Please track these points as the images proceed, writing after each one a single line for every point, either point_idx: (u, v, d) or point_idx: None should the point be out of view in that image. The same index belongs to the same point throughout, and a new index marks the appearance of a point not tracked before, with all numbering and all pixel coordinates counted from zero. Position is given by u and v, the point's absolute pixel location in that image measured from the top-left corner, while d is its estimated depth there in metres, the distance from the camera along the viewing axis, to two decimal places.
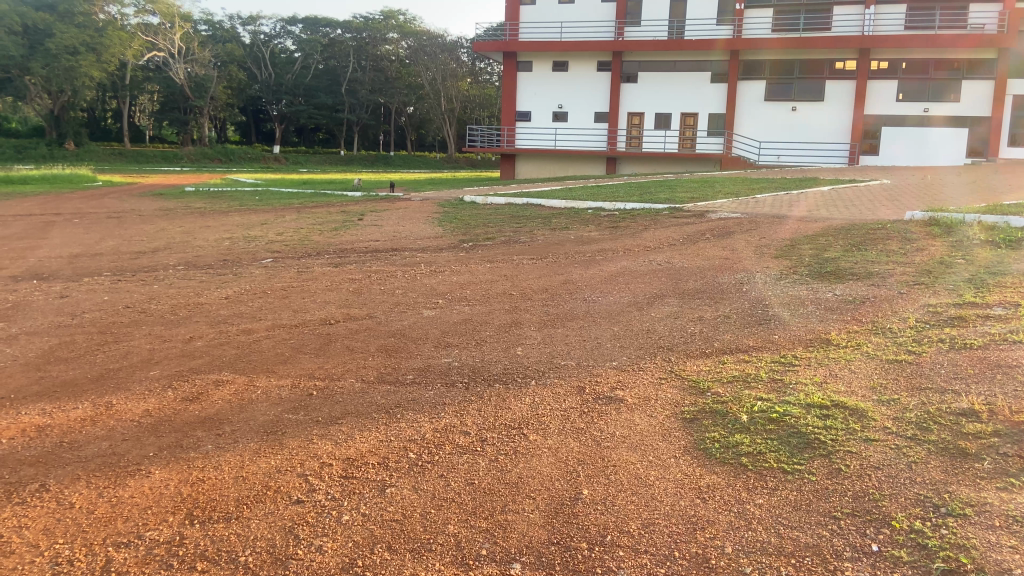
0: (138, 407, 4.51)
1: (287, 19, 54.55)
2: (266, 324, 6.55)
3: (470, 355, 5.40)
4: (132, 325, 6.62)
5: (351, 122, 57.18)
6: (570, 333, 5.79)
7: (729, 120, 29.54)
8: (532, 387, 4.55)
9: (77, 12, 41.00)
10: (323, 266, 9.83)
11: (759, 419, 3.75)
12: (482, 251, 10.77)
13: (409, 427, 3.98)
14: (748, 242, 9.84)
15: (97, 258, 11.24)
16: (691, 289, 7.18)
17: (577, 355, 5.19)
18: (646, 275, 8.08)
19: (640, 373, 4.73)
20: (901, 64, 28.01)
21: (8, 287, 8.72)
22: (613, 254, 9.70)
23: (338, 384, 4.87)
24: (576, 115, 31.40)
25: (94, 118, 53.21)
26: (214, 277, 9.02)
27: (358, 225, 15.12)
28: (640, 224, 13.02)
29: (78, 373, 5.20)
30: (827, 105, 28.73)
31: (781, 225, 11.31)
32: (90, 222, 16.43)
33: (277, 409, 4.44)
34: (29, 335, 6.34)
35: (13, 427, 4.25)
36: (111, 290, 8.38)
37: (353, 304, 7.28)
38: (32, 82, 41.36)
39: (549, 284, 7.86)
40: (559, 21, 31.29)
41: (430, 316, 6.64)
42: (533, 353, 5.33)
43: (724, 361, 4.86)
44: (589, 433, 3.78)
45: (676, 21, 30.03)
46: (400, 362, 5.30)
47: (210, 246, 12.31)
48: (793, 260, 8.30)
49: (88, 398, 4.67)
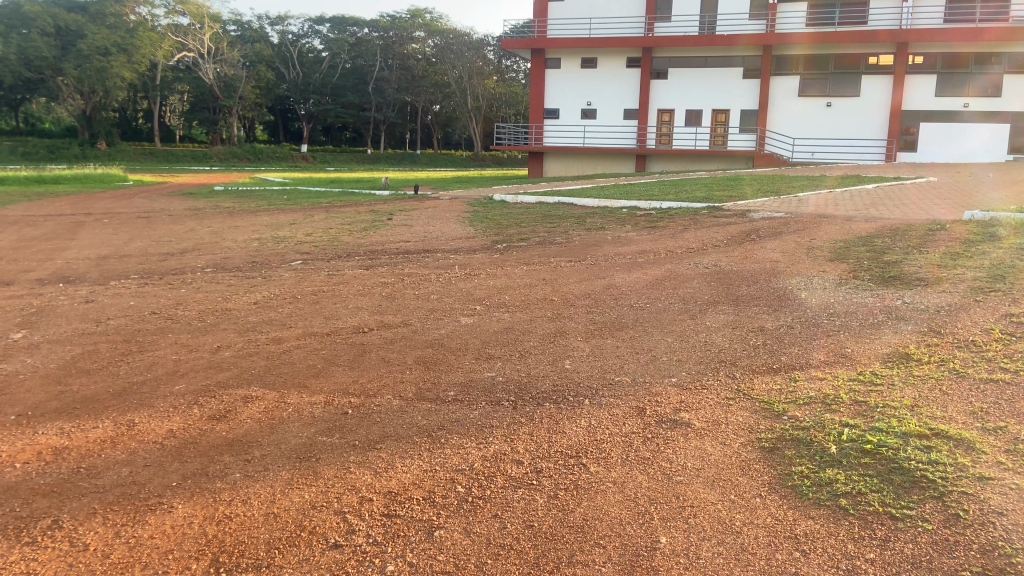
0: (163, 426, 4.21)
1: (314, 19, 54.60)
2: (296, 332, 6.23)
3: (515, 368, 5.01)
4: (157, 333, 6.35)
5: (378, 120, 57.13)
6: (622, 345, 5.38)
7: (762, 116, 28.83)
8: (588, 407, 4.16)
9: (109, 13, 41.35)
10: (354, 268, 9.52)
11: (851, 451, 3.33)
12: (517, 253, 10.40)
13: (456, 453, 3.61)
14: (797, 244, 9.35)
15: (125, 259, 11.06)
16: (744, 295, 6.73)
17: (632, 370, 4.78)
18: (694, 279, 7.65)
19: (705, 391, 4.31)
20: (940, 58, 27.13)
21: (35, 291, 8.52)
22: (654, 257, 9.28)
23: (373, 401, 4.52)
24: (605, 112, 30.89)
25: (125, 118, 53.71)
26: (243, 280, 8.75)
27: (387, 225, 14.83)
28: (679, 224, 12.57)
29: (100, 386, 4.92)
30: (864, 100, 27.90)
31: (828, 226, 10.80)
32: (120, 223, 16.32)
33: (310, 430, 4.09)
34: (50, 343, 6.08)
35: (27, 449, 3.96)
36: (137, 294, 8.14)
37: (387, 310, 6.95)
38: (64, 83, 41.74)
39: (590, 289, 7.46)
40: (588, 17, 30.78)
41: (468, 325, 6.26)
42: (583, 367, 4.92)
43: (796, 380, 4.41)
44: (658, 463, 3.39)
45: (708, 16, 29.38)
46: (440, 376, 4.94)
47: (238, 247, 12.08)
48: (851, 264, 7.81)
49: (108, 417, 4.37)
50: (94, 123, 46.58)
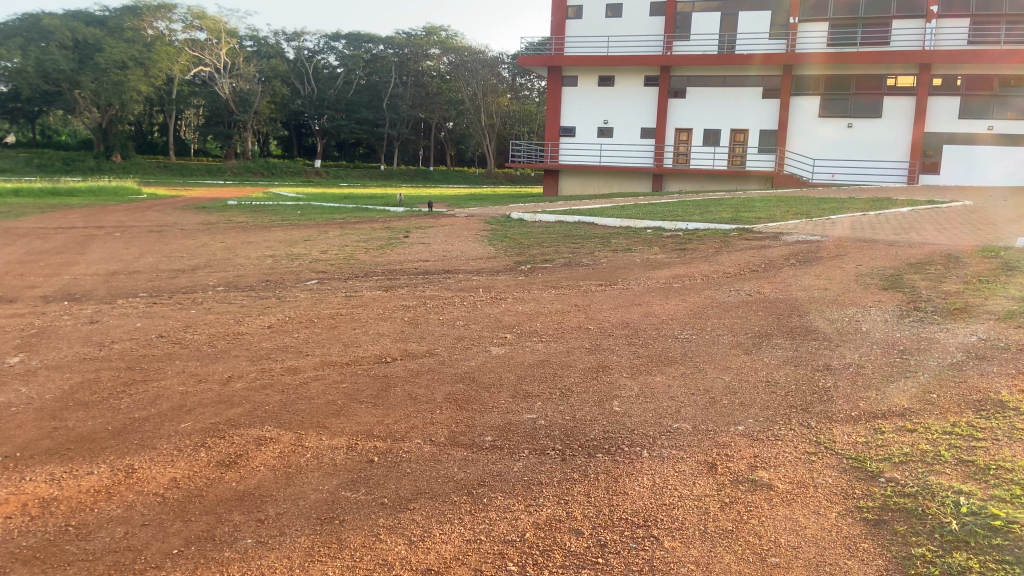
0: (166, 474, 3.73)
1: (331, 35, 54.79)
2: (314, 361, 5.74)
3: (558, 411, 4.48)
4: (164, 359, 5.86)
5: (392, 137, 56.93)
6: (673, 383, 4.86)
7: (782, 136, 28.33)
8: (651, 460, 3.64)
9: (127, 28, 41.42)
10: (374, 289, 9.05)
11: (975, 529, 2.81)
12: (542, 274, 9.93)
13: (504, 516, 3.12)
14: (842, 270, 8.83)
15: (134, 275, 10.65)
16: (799, 328, 6.21)
17: (692, 415, 4.25)
18: (739, 308, 7.15)
19: (780, 442, 3.80)
20: (963, 80, 26.59)
21: (40, 309, 8.11)
22: (692, 282, 8.76)
23: (402, 446, 4.03)
24: (622, 130, 30.48)
25: (141, 131, 53.90)
26: (256, 301, 8.30)
27: (404, 242, 14.38)
28: (710, 245, 12.05)
29: (98, 423, 4.43)
30: (887, 122, 27.35)
31: (871, 251, 10.24)
32: (132, 237, 15.96)
33: (332, 483, 3.58)
34: (49, 369, 5.62)
35: (11, 500, 3.47)
36: (144, 314, 7.70)
37: (410, 337, 6.46)
38: (81, 96, 41.70)
39: (628, 317, 6.97)
40: (606, 35, 30.45)
41: (499, 356, 5.74)
42: (634, 411, 4.39)
43: (881, 431, 3.91)
44: (743, 537, 2.88)
45: (727, 35, 28.85)
46: (476, 417, 4.43)
47: (251, 264, 11.64)
48: (909, 293, 7.30)
49: (105, 460, 3.89)
50: (110, 136, 46.58)
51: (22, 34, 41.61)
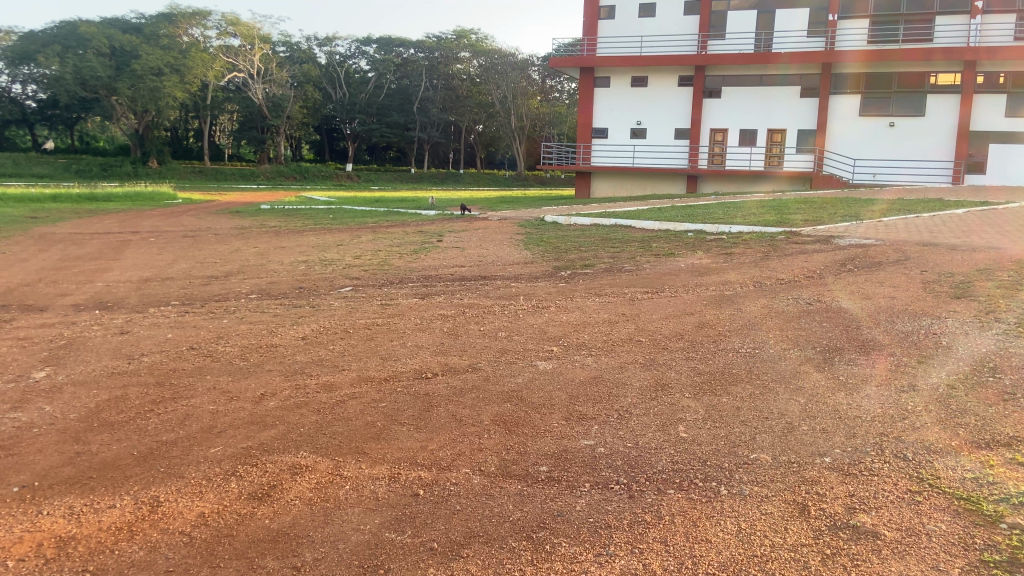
0: (193, 508, 3.41)
1: (362, 39, 54.88)
2: (350, 377, 5.41)
3: (618, 437, 4.07)
4: (195, 374, 5.57)
5: (422, 140, 57.07)
6: (743, 406, 4.42)
7: (821, 135, 27.55)
8: (731, 498, 3.24)
9: (163, 34, 41.84)
10: (410, 296, 8.71)
11: None
12: (584, 281, 9.55)
13: (571, 569, 2.76)
14: (907, 276, 8.30)
15: (167, 283, 10.45)
16: (874, 341, 5.77)
17: (770, 444, 3.83)
18: (802, 318, 6.69)
19: (877, 479, 3.38)
20: (1010, 77, 25.68)
21: (72, 318, 7.91)
22: (746, 289, 8.28)
23: (450, 477, 3.65)
24: (656, 131, 29.91)
25: (176, 136, 54.58)
26: (289, 310, 8.00)
27: (438, 247, 14.08)
28: (757, 250, 11.57)
29: (123, 448, 4.14)
30: (931, 120, 26.48)
31: (933, 256, 9.67)
32: (166, 242, 15.86)
33: (374, 522, 3.23)
34: (75, 385, 5.35)
35: (27, 538, 3.20)
36: (175, 324, 7.43)
37: (451, 350, 6.08)
38: (117, 101, 42.13)
39: (683, 328, 6.55)
40: (639, 35, 29.91)
41: (547, 372, 5.34)
42: (703, 438, 3.97)
43: (992, 465, 3.47)
44: None
45: (763, 33, 28.18)
46: (528, 443, 4.05)
47: (284, 270, 11.41)
48: (987, 302, 6.79)
49: (130, 491, 3.61)
50: (146, 142, 47.10)
51: (60, 42, 42.27)
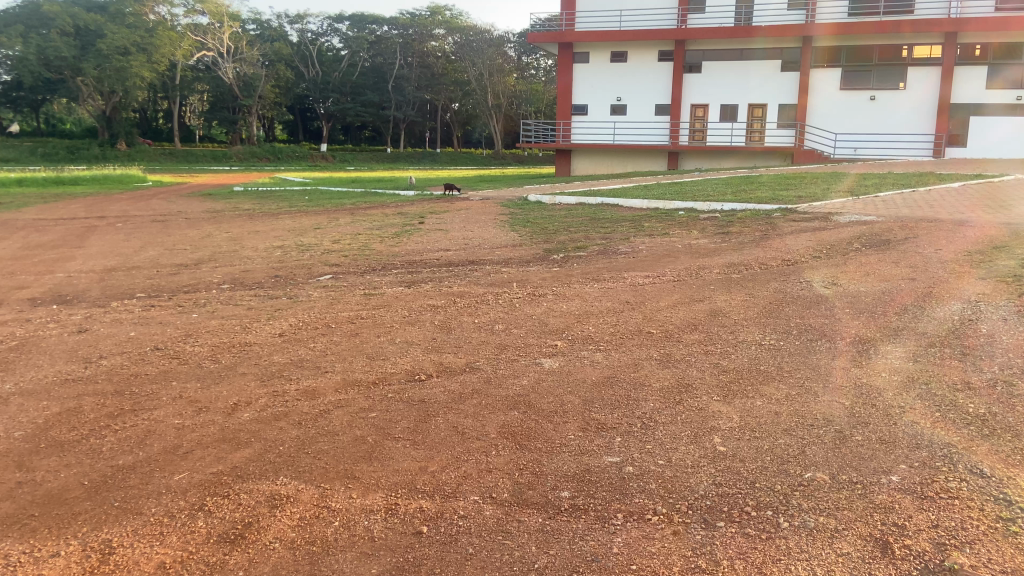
0: (151, 557, 2.85)
1: (333, 17, 53.49)
2: (334, 380, 4.84)
3: (646, 451, 3.54)
4: (160, 380, 4.97)
5: (399, 119, 55.76)
6: (783, 413, 3.91)
7: (802, 109, 27.07)
8: (795, 535, 2.74)
9: (129, 13, 40.44)
10: (396, 285, 8.12)
11: None
12: (579, 265, 8.99)
13: None
14: (922, 256, 7.82)
15: (133, 272, 9.76)
16: (907, 330, 5.29)
17: (822, 459, 3.33)
18: (821, 304, 6.20)
19: (959, 504, 2.90)
20: (990, 48, 25.37)
21: (26, 314, 7.23)
22: (753, 271, 7.79)
23: (456, 508, 3.11)
24: (637, 107, 29.31)
25: (145, 117, 53.09)
26: (264, 301, 7.41)
27: (421, 230, 13.43)
28: (756, 228, 11.07)
29: (72, 476, 3.54)
30: (912, 92, 26.08)
31: (941, 232, 9.25)
32: (133, 227, 15.05)
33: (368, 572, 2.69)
34: (23, 396, 4.72)
35: None
36: (139, 320, 6.78)
37: (445, 346, 5.53)
38: (83, 83, 40.74)
39: (694, 317, 6.05)
40: (618, 9, 29.15)
41: (552, 372, 4.80)
42: (746, 453, 3.45)
43: None
44: None
45: (743, 7, 27.59)
46: (544, 462, 3.51)
47: (259, 256, 10.75)
48: (1015, 282, 6.38)
49: (76, 535, 3.03)
50: (113, 124, 45.67)
51: (23, 22, 40.72)
